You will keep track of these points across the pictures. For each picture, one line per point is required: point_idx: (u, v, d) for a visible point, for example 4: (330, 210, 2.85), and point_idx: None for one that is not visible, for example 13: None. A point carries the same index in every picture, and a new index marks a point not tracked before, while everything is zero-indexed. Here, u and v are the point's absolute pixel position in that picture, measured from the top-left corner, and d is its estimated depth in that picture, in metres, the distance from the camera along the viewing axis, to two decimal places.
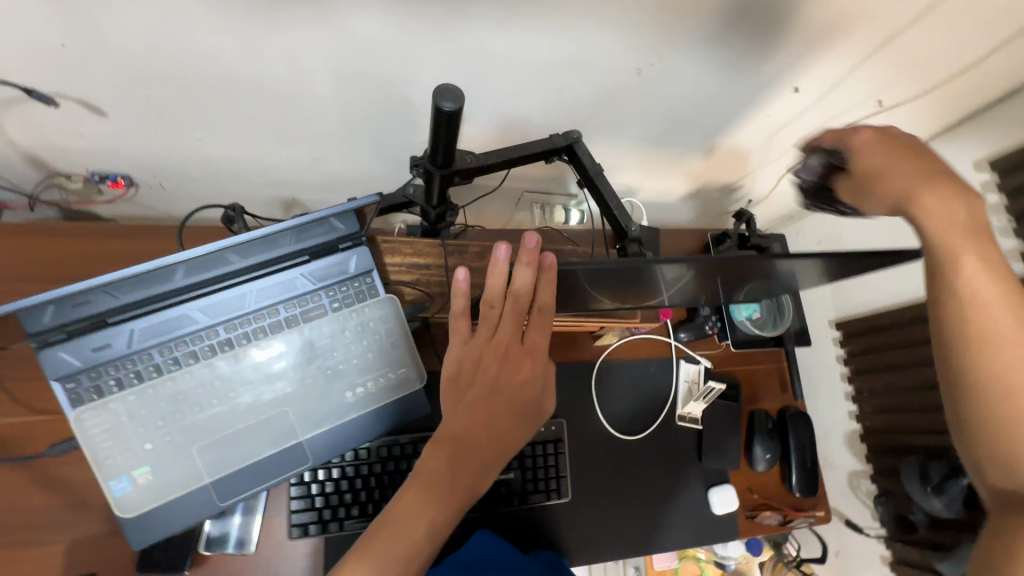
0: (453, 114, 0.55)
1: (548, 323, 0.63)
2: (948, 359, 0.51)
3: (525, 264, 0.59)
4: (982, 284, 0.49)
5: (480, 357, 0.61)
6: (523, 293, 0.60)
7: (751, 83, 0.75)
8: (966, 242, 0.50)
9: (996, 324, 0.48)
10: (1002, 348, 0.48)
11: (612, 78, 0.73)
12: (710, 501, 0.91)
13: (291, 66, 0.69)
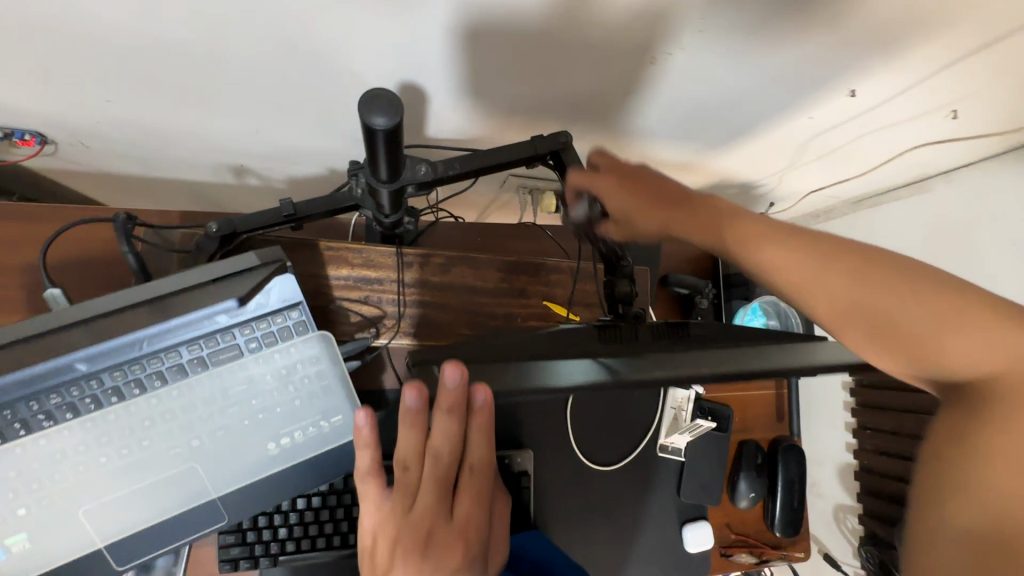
0: (387, 132, 0.42)
1: (479, 486, 0.50)
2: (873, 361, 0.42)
3: (444, 413, 0.44)
4: (861, 283, 0.41)
5: (397, 541, 0.47)
6: (447, 454, 0.47)
7: (794, 82, 0.59)
8: (759, 241, 0.44)
9: (892, 301, 0.40)
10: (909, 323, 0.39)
11: (618, 64, 0.57)
12: (685, 537, 0.85)
13: (199, 27, 0.53)
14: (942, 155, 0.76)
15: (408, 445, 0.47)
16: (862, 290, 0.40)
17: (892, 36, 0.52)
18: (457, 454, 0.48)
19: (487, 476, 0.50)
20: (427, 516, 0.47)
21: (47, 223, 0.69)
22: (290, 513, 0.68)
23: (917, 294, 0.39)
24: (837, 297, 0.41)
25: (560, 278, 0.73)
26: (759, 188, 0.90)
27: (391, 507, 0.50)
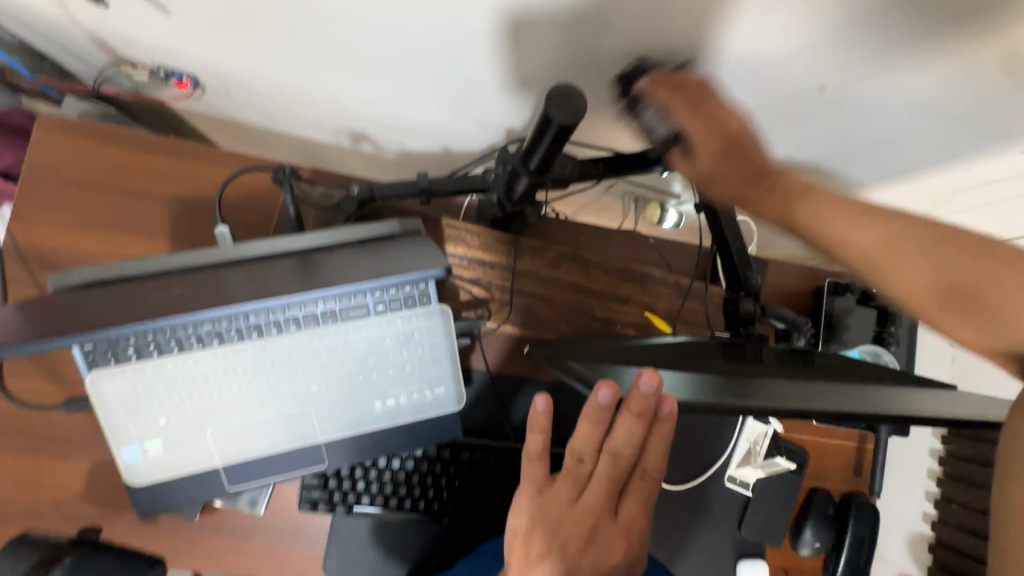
0: (562, 127, 0.43)
1: (644, 490, 0.53)
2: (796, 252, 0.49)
3: (635, 415, 0.48)
4: (873, 231, 0.43)
5: (562, 521, 0.50)
6: (627, 453, 0.50)
7: (964, 127, 0.56)
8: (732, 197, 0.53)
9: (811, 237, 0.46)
10: (886, 267, 0.43)
11: (784, 95, 0.56)
12: (739, 573, 0.83)
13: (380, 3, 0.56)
14: None
15: (588, 436, 0.50)
16: (873, 243, 0.43)
17: None
18: (635, 455, 0.51)
19: (652, 481, 0.53)
20: (598, 506, 0.51)
21: (198, 160, 0.75)
22: (370, 469, 0.72)
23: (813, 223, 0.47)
24: (878, 267, 0.43)
25: (665, 291, 0.73)
26: None
27: (554, 495, 0.52)
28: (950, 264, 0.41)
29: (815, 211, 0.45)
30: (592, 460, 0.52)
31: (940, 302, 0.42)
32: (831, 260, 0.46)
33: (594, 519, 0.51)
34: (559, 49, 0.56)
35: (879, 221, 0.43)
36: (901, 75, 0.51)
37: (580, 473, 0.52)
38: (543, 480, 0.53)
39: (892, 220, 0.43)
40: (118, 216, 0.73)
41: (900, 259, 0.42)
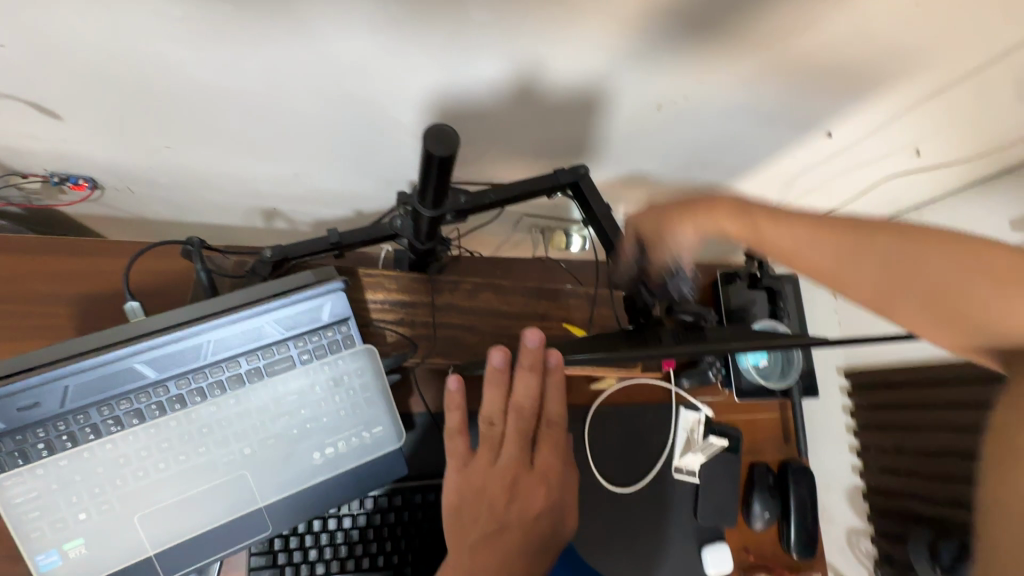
0: (443, 159, 0.49)
1: (556, 437, 0.56)
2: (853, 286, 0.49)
3: (528, 368, 0.55)
4: (857, 270, 0.49)
5: (485, 483, 0.53)
6: (529, 405, 0.55)
7: (780, 123, 0.68)
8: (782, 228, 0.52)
9: (933, 277, 0.45)
10: (942, 293, 0.45)
11: (631, 115, 0.67)
12: (704, 560, 0.86)
13: (273, 83, 0.62)
14: (912, 192, 0.85)
15: (494, 399, 0.55)
16: (951, 278, 0.45)
17: (860, 86, 0.62)
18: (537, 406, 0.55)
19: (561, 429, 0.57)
20: (514, 458, 0.54)
21: (102, 255, 0.74)
22: (319, 534, 0.69)
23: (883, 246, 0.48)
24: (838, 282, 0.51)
25: (577, 303, 0.79)
26: None
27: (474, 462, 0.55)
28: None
29: (859, 244, 0.49)
30: (502, 421, 0.55)
31: (959, 316, 0.45)
32: (921, 290, 0.46)
33: (516, 474, 0.53)
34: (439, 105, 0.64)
35: (959, 258, 0.45)
36: (718, 90, 0.62)
37: (494, 437, 0.55)
38: (466, 452, 0.56)
39: (969, 256, 0.45)
40: (16, 323, 0.70)
41: (911, 264, 0.46)
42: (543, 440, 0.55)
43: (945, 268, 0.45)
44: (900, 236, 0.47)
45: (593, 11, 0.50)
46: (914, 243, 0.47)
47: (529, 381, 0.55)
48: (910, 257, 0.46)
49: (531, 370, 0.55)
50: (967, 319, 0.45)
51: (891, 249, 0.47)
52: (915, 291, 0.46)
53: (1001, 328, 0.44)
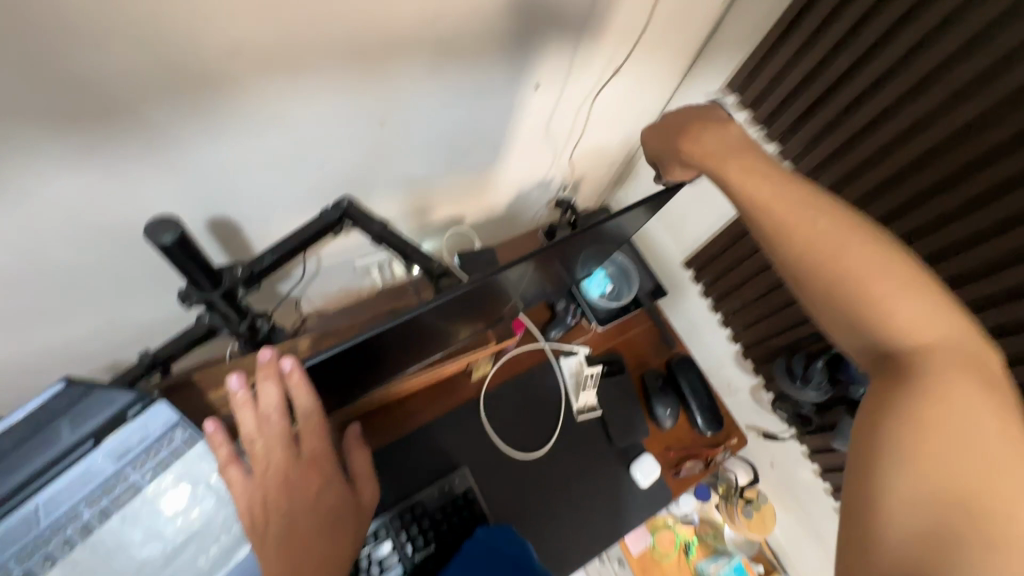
0: (178, 243, 0.51)
1: (319, 427, 0.58)
2: (784, 255, 0.50)
3: (265, 382, 0.54)
4: (857, 262, 0.47)
5: (268, 492, 0.56)
6: (276, 414, 0.55)
7: (494, 92, 0.77)
8: (743, 168, 0.53)
9: (819, 256, 0.48)
10: (859, 290, 0.47)
11: (365, 138, 0.73)
12: (635, 476, 0.92)
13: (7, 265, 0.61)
14: (648, 99, 0.99)
15: (248, 421, 0.55)
16: (877, 282, 0.46)
17: (527, 41, 0.71)
18: (285, 410, 0.56)
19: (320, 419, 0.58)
20: (283, 458, 0.57)
21: None
22: None
23: (792, 234, 0.49)
24: (874, 317, 0.46)
25: None
26: (552, 181, 1.11)
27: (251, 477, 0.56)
28: (915, 301, 0.46)
29: (816, 230, 0.48)
30: (260, 434, 0.56)
31: (869, 310, 0.46)
32: (830, 272, 0.48)
33: (287, 477, 0.57)
34: (192, 201, 0.68)
35: (913, 298, 0.46)
36: (417, 88, 0.69)
37: (259, 451, 0.56)
38: (241, 476, 0.55)
39: (917, 290, 0.46)
40: None
41: (952, 339, 0.45)
42: (306, 433, 0.58)
43: (875, 262, 0.47)
44: (905, 283, 0.46)
45: (248, 72, 0.56)
46: (986, 380, 0.42)
47: (269, 395, 0.54)
48: (834, 235, 0.48)
49: (268, 386, 0.54)
50: (858, 317, 0.47)
51: (900, 317, 0.45)
52: (827, 273, 0.48)
53: (900, 328, 0.46)
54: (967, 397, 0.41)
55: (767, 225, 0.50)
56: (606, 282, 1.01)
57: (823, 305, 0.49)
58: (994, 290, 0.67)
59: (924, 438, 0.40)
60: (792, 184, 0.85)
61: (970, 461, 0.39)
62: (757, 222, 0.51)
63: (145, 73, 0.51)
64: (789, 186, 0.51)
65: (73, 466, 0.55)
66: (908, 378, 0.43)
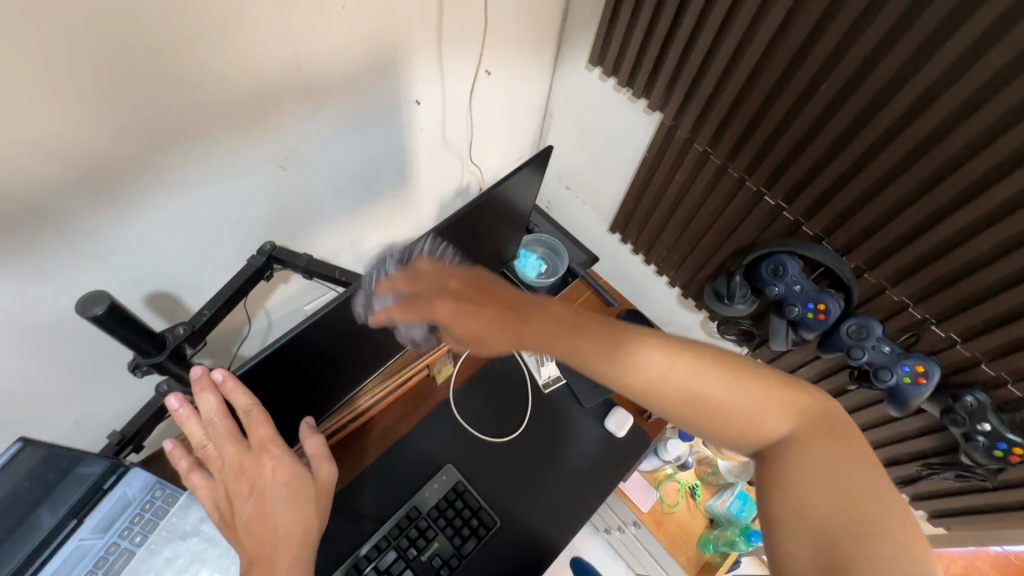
0: (110, 312, 0.56)
1: (260, 415, 0.62)
2: (611, 383, 0.58)
3: (199, 392, 0.60)
4: (693, 378, 0.56)
5: (228, 483, 0.60)
6: (217, 419, 0.61)
7: (380, 117, 0.85)
8: (538, 322, 0.62)
9: (642, 377, 0.56)
10: (698, 397, 0.55)
11: (271, 186, 0.79)
12: (610, 428, 0.98)
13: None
14: (529, 91, 1.08)
15: (195, 432, 0.61)
16: (714, 383, 0.56)
17: (393, 64, 0.79)
18: (225, 411, 0.61)
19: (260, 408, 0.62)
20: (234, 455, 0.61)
21: None
22: None
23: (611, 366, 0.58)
24: (714, 385, 0.56)
25: None
26: (468, 187, 1.18)
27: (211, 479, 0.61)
28: (779, 416, 0.55)
29: (633, 352, 0.58)
30: (209, 440, 0.61)
31: (718, 417, 0.55)
32: (683, 403, 0.56)
33: (240, 471, 0.61)
34: (125, 284, 0.72)
35: (731, 380, 0.56)
36: (305, 129, 0.76)
37: (211, 453, 0.61)
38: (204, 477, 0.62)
39: (747, 375, 0.56)
40: None
41: (830, 443, 0.52)
42: (249, 423, 0.61)
43: (707, 373, 0.56)
44: (739, 375, 0.56)
45: (140, 152, 0.61)
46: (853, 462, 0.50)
47: (205, 403, 0.60)
48: (624, 361, 0.57)
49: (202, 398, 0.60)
50: (701, 401, 0.56)
51: (710, 375, 0.56)
52: (662, 396, 0.56)
53: (751, 421, 0.55)
54: (822, 457, 0.51)
55: (596, 357, 0.59)
56: (540, 262, 1.10)
57: (697, 427, 0.57)
58: (846, 169, 0.74)
59: (796, 509, 0.49)
60: (668, 129, 0.94)
61: (842, 517, 0.47)
62: (573, 358, 0.60)
63: (49, 181, 0.56)
64: (582, 325, 0.61)
65: (61, 545, 0.59)
66: (775, 464, 0.53)
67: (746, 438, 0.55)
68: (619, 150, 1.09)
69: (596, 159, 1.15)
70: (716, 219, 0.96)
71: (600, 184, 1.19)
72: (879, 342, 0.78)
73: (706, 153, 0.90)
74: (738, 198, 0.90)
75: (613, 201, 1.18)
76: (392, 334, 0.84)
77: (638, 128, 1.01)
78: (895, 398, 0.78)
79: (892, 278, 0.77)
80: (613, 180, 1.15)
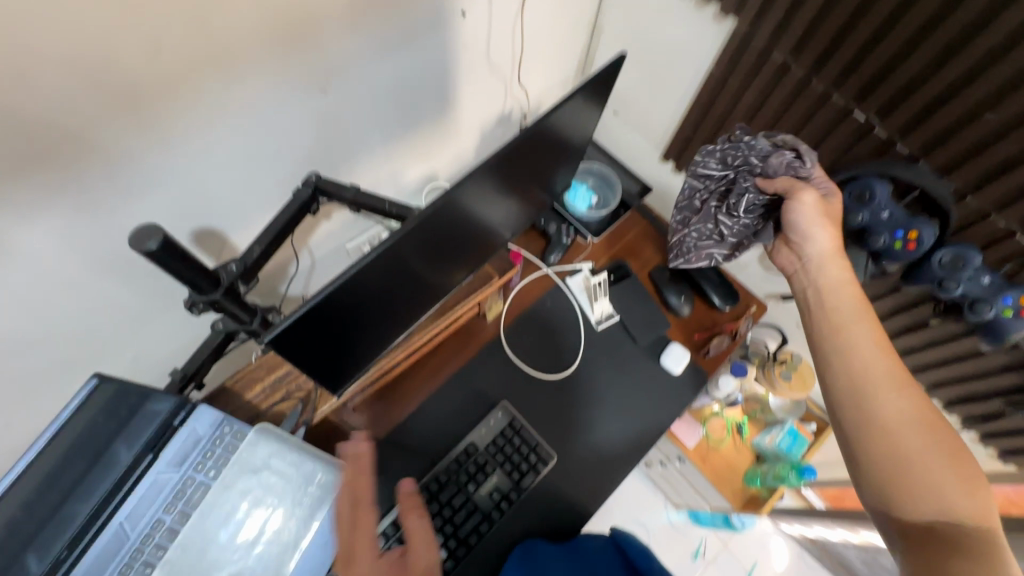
0: (163, 247, 0.53)
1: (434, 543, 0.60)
2: (826, 357, 0.70)
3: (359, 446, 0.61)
4: (894, 397, 0.64)
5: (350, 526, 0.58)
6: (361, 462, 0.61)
7: (424, 31, 0.76)
8: (852, 329, 0.70)
9: (856, 363, 0.67)
10: (866, 392, 0.65)
11: (312, 113, 0.73)
12: (667, 366, 0.95)
13: (24, 336, 0.62)
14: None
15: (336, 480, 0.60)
16: (887, 399, 0.64)
17: None
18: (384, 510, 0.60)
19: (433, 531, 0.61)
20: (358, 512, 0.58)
21: None
22: None
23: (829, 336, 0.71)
24: (874, 399, 0.64)
25: None
26: (510, 114, 1.10)
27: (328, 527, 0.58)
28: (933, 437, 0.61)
29: (851, 350, 0.68)
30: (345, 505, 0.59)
31: (883, 429, 0.62)
32: (852, 389, 0.66)
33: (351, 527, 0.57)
34: (170, 219, 0.68)
35: (898, 392, 0.64)
36: (346, 45, 0.69)
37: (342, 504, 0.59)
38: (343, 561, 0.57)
39: (930, 424, 0.62)
40: None
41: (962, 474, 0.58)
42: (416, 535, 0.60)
43: (891, 397, 0.64)
44: (919, 403, 0.63)
45: (177, 70, 0.56)
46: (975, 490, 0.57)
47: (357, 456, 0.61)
48: (866, 354, 0.67)
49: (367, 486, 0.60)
50: (870, 407, 0.64)
51: (890, 401, 0.64)
52: (846, 386, 0.66)
53: (923, 443, 0.61)
54: (952, 481, 0.57)
55: (853, 355, 0.68)
56: (590, 194, 1.03)
57: (863, 416, 0.64)
58: (964, 73, 0.64)
59: (909, 497, 0.58)
60: (742, 38, 0.83)
61: (918, 475, 0.59)
62: (824, 327, 0.72)
63: (84, 102, 0.51)
64: (862, 315, 0.70)
65: (139, 478, 0.60)
66: (886, 440, 0.62)
67: (883, 446, 0.62)
68: (679, 66, 0.98)
69: (651, 78, 1.05)
70: (791, 141, 0.87)
71: (653, 108, 1.09)
72: (980, 272, 0.71)
73: (787, 63, 0.80)
74: (820, 116, 0.80)
75: (668, 126, 1.09)
76: (444, 273, 0.81)
77: (704, 40, 0.91)
78: (986, 331, 0.74)
79: (1000, 202, 0.69)
80: (669, 102, 1.05)
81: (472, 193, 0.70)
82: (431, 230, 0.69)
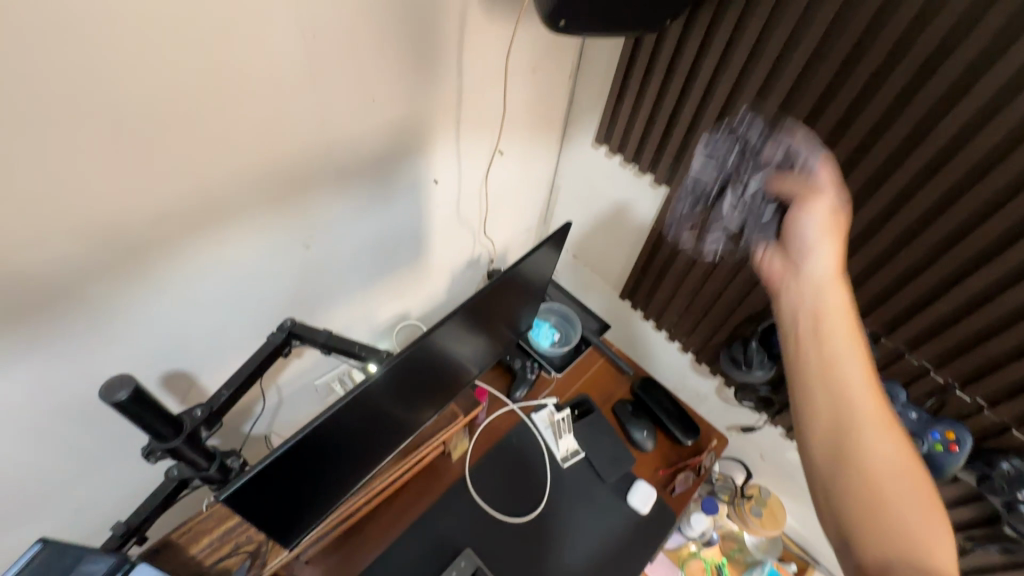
0: (131, 397, 0.54)
1: None
2: (815, 425, 0.57)
3: None
4: (880, 456, 0.53)
5: None
6: None
7: (401, 197, 0.88)
8: (848, 359, 0.58)
9: (842, 411, 0.56)
10: (867, 471, 0.53)
11: (293, 265, 0.80)
12: (635, 504, 0.94)
13: None
14: (538, 168, 1.13)
15: None
16: (875, 449, 0.53)
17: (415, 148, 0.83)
18: None
19: None
20: None
21: None
22: None
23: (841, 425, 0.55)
24: (876, 454, 0.53)
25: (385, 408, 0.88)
26: (479, 258, 1.20)
27: None
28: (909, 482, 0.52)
29: (869, 428, 0.54)
30: None
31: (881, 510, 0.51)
32: (830, 424, 0.56)
33: None
34: (143, 364, 0.71)
35: (885, 442, 0.54)
36: (331, 209, 0.79)
37: None
38: None
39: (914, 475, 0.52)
40: None
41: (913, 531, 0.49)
42: None
43: (886, 441, 0.54)
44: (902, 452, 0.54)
45: (176, 235, 0.63)
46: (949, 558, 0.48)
47: None
48: (871, 415, 0.55)
49: None
50: (858, 450, 0.54)
51: (887, 451, 0.54)
52: (855, 448, 0.54)
53: (909, 528, 0.49)
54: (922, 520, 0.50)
55: (828, 420, 0.56)
56: (553, 331, 1.10)
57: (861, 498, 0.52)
58: (860, 232, 0.77)
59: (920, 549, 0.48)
60: (674, 202, 0.98)
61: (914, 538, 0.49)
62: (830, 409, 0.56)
63: (86, 264, 0.57)
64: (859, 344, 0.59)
65: None
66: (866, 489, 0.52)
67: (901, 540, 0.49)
68: (625, 221, 1.12)
69: (603, 230, 1.19)
70: (727, 286, 0.98)
71: (607, 254, 1.22)
72: (905, 407, 0.77)
73: None
74: (748, 267, 0.92)
75: (621, 270, 1.20)
76: (411, 414, 0.83)
77: (644, 201, 1.06)
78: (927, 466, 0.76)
79: (909, 343, 0.78)
80: (620, 250, 1.18)
81: (449, 331, 0.78)
82: (408, 367, 0.74)
